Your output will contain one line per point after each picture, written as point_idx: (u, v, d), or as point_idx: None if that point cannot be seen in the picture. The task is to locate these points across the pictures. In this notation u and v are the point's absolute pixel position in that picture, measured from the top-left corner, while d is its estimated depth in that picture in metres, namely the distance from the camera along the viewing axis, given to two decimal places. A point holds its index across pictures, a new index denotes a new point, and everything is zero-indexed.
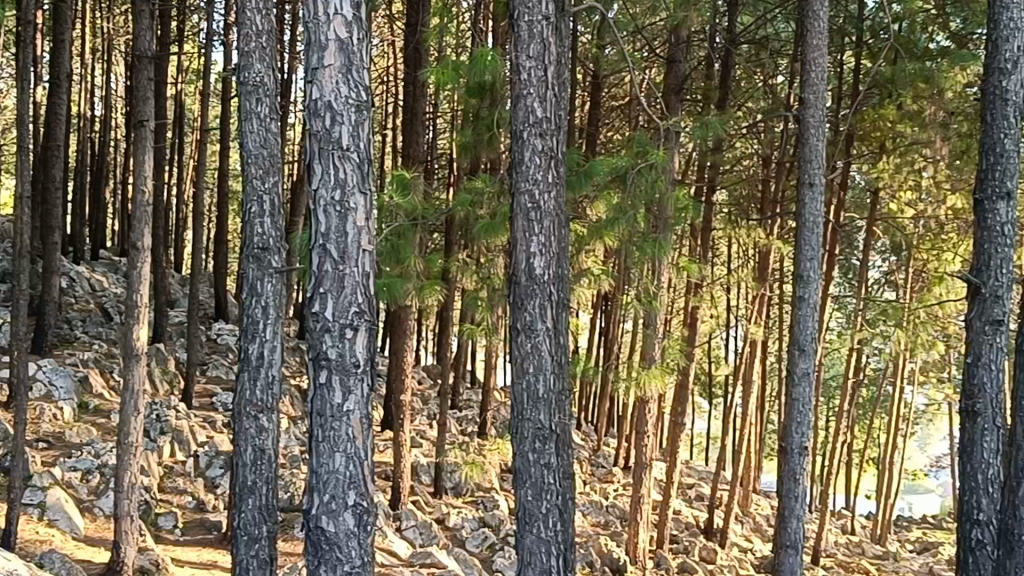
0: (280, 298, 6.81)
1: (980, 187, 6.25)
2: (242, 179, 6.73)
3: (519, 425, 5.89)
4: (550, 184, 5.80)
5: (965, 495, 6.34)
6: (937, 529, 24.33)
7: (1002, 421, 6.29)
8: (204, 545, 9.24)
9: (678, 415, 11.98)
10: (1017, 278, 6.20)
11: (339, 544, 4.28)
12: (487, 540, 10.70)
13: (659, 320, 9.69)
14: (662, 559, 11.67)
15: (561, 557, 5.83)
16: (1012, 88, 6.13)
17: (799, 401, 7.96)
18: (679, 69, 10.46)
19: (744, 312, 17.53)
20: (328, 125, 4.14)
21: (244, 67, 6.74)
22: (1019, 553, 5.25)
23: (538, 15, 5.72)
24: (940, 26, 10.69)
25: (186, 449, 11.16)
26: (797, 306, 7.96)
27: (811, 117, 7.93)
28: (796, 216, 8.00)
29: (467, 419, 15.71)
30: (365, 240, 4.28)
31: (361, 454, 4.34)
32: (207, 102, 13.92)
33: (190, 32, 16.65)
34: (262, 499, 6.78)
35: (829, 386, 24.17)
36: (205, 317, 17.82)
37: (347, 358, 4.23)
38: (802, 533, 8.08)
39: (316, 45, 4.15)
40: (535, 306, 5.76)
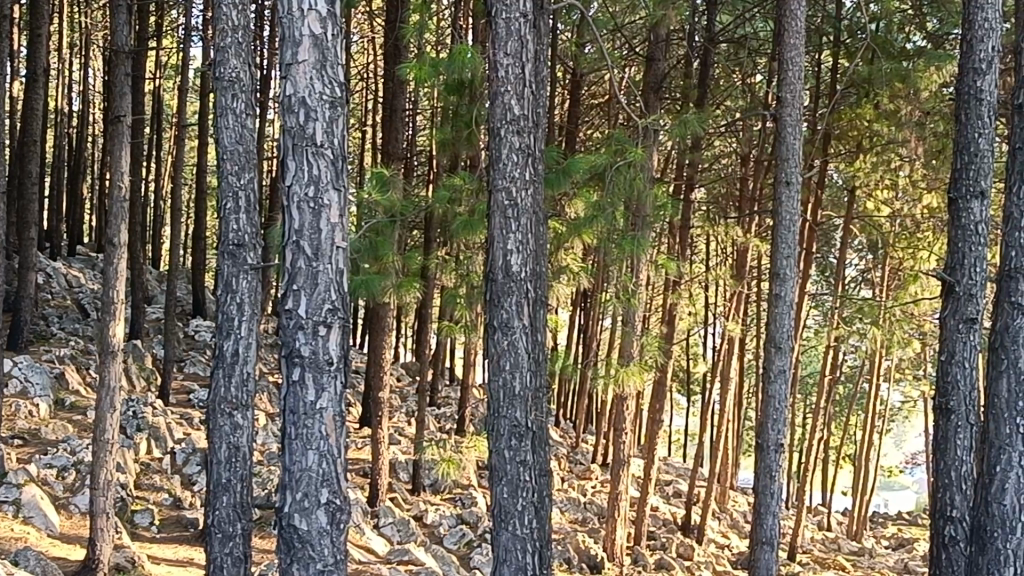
0: (255, 295, 6.78)
1: (954, 186, 6.30)
2: (217, 176, 6.69)
3: (494, 423, 5.89)
4: (527, 181, 5.81)
5: (940, 491, 6.41)
6: (912, 525, 24.47)
7: (976, 418, 6.36)
8: (181, 542, 9.22)
9: (656, 413, 12.00)
10: (991, 277, 6.23)
11: (312, 542, 4.27)
12: (465, 537, 10.69)
13: (637, 317, 9.73)
14: (639, 556, 11.64)
15: (536, 554, 5.85)
16: (986, 88, 6.17)
17: (775, 399, 8.00)
18: (658, 67, 10.47)
19: (721, 308, 17.59)
20: (302, 121, 4.13)
21: (220, 62, 6.66)
22: (991, 549, 5.47)
23: (515, 13, 5.70)
24: (917, 27, 10.79)
25: (162, 446, 11.12)
26: (773, 303, 8.02)
27: (787, 116, 7.97)
28: (773, 214, 8.05)
29: (446, 416, 15.69)
30: (339, 237, 4.26)
31: (334, 452, 4.33)
32: (184, 98, 13.84)
33: (169, 25, 16.48)
34: (237, 497, 6.73)
35: (805, 383, 24.27)
36: (183, 314, 17.75)
37: (321, 356, 4.22)
38: (777, 529, 8.16)
39: (290, 41, 4.13)
40: (512, 304, 5.76)
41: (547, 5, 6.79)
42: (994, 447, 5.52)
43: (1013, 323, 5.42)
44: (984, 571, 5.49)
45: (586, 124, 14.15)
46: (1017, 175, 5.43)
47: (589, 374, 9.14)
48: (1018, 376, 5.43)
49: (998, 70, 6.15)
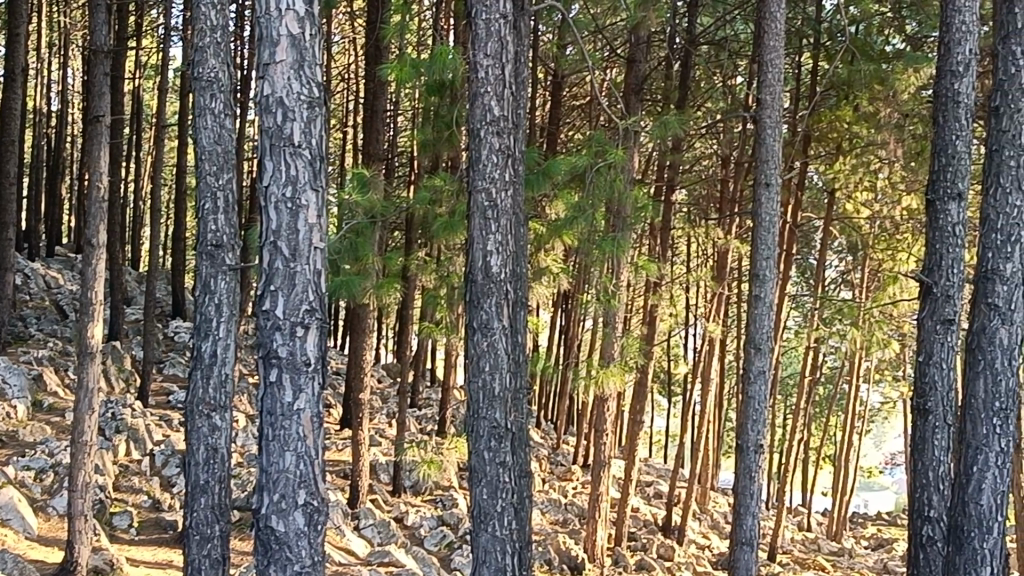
0: (234, 296, 6.74)
1: (932, 189, 6.32)
2: (195, 176, 6.63)
3: (474, 424, 5.87)
4: (507, 183, 5.81)
5: (917, 492, 6.43)
6: (891, 525, 24.59)
7: (952, 419, 6.40)
8: (159, 544, 9.17)
9: (637, 414, 11.99)
10: (968, 277, 6.29)
11: (289, 544, 4.26)
12: (445, 538, 10.67)
13: (618, 318, 9.74)
14: (620, 557, 11.64)
15: (515, 555, 5.85)
16: (964, 91, 6.19)
17: (755, 399, 8.02)
18: (638, 69, 10.49)
19: (702, 308, 17.64)
20: (279, 122, 4.12)
21: (198, 62, 6.62)
22: (968, 549, 5.57)
23: (496, 14, 5.70)
24: (896, 29, 10.82)
25: (141, 448, 11.07)
26: (753, 304, 8.03)
27: (767, 118, 8.00)
28: (752, 215, 8.08)
29: (426, 417, 15.69)
30: (317, 238, 4.25)
31: (311, 453, 4.31)
32: (164, 99, 13.80)
33: (149, 24, 16.39)
34: (215, 498, 6.67)
35: (786, 384, 24.37)
36: (162, 315, 17.68)
37: (298, 357, 4.21)
38: (757, 529, 8.18)
39: (267, 40, 4.12)
40: (491, 305, 5.75)
41: (527, 6, 6.80)
42: (971, 448, 5.65)
43: (989, 325, 5.57)
44: (962, 571, 5.57)
45: (567, 126, 14.16)
46: (993, 177, 5.58)
47: (570, 375, 9.14)
48: (993, 378, 5.57)
49: (975, 72, 6.18)
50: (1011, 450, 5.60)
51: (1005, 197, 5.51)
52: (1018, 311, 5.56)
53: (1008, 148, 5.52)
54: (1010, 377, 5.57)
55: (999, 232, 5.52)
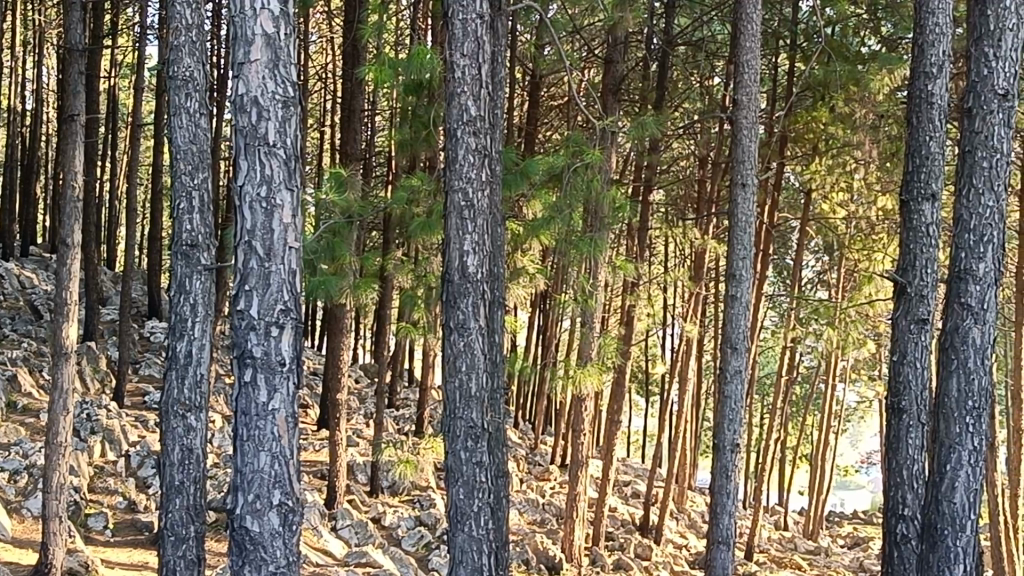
0: (209, 296, 6.69)
1: (906, 189, 6.37)
2: (170, 175, 6.56)
3: (450, 424, 5.87)
4: (483, 183, 5.80)
5: (891, 490, 6.49)
6: (867, 524, 24.73)
7: (926, 417, 6.46)
8: (135, 545, 9.11)
9: (614, 414, 12.00)
10: (941, 277, 6.34)
11: (264, 544, 4.25)
12: (422, 538, 10.67)
13: (596, 318, 9.76)
14: (597, 557, 11.66)
15: (492, 555, 5.86)
16: (937, 92, 6.24)
17: (731, 399, 8.06)
18: (616, 70, 10.51)
19: (679, 307, 17.67)
20: (254, 121, 4.11)
21: (174, 61, 6.57)
22: (941, 547, 5.64)
23: (472, 13, 5.69)
24: (871, 31, 10.91)
25: (117, 449, 11.01)
26: (729, 304, 8.07)
27: (743, 118, 8.03)
28: (728, 215, 8.11)
29: (404, 418, 15.68)
30: (292, 237, 4.24)
31: (286, 453, 4.30)
32: (140, 98, 13.71)
33: (125, 23, 16.28)
34: (190, 499, 6.63)
35: (763, 384, 24.46)
36: (137, 316, 17.58)
37: (273, 357, 4.19)
38: (733, 528, 8.21)
39: (242, 39, 4.11)
40: (468, 305, 5.75)
41: (504, 6, 6.82)
42: (944, 447, 5.70)
43: (962, 325, 5.60)
44: (935, 569, 5.65)
45: (545, 126, 14.17)
46: (966, 178, 5.63)
47: (547, 374, 9.14)
48: (966, 377, 5.62)
49: (949, 73, 6.24)
50: (983, 449, 5.65)
51: (977, 197, 5.57)
52: (990, 311, 5.59)
53: (980, 150, 5.57)
54: (982, 376, 5.63)
55: (972, 233, 5.57)
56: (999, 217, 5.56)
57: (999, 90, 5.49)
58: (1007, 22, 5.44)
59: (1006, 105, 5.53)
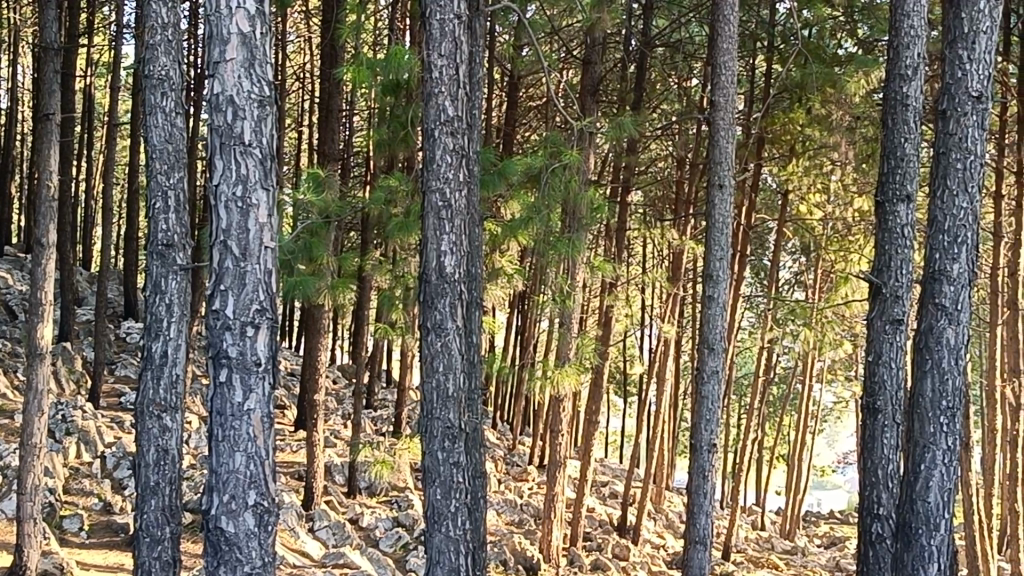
0: (185, 296, 6.65)
1: (881, 190, 6.41)
2: (145, 174, 6.50)
3: (427, 424, 5.86)
4: (461, 183, 5.80)
5: (866, 490, 6.54)
6: (844, 524, 24.87)
7: (901, 417, 6.50)
8: (110, 547, 9.06)
9: (592, 415, 12.02)
10: (916, 278, 6.38)
11: (239, 545, 4.24)
12: (400, 539, 10.66)
13: (574, 318, 9.76)
14: (575, 557, 11.66)
15: (469, 556, 5.86)
16: (912, 94, 6.29)
17: (708, 399, 8.09)
18: (594, 71, 10.53)
19: (657, 308, 17.71)
20: (229, 120, 4.09)
21: (149, 60, 6.52)
22: (916, 546, 5.68)
23: (450, 14, 5.69)
24: (848, 33, 10.95)
25: (92, 450, 10.95)
26: (706, 305, 8.09)
27: (720, 120, 8.06)
28: (706, 216, 8.13)
29: (382, 419, 15.65)
30: (267, 237, 4.22)
31: (261, 454, 4.29)
32: (116, 97, 13.61)
33: (101, 22, 16.17)
34: (165, 500, 6.59)
35: (740, 384, 24.54)
36: (113, 316, 17.47)
37: (248, 357, 4.18)
38: (710, 528, 8.23)
39: (217, 38, 4.09)
40: (445, 305, 5.75)
41: (482, 7, 6.83)
42: (919, 447, 5.74)
43: (937, 325, 5.64)
44: (910, 568, 5.68)
45: (524, 127, 14.17)
46: (940, 179, 5.67)
47: (525, 375, 9.15)
48: (940, 377, 5.66)
49: (923, 75, 6.29)
50: (957, 448, 5.70)
51: (952, 199, 5.60)
52: (964, 311, 5.63)
53: (954, 151, 5.60)
54: (956, 376, 5.67)
55: (946, 233, 5.61)
56: (973, 218, 5.60)
57: (972, 92, 5.52)
58: (981, 24, 5.47)
59: (980, 107, 5.55)
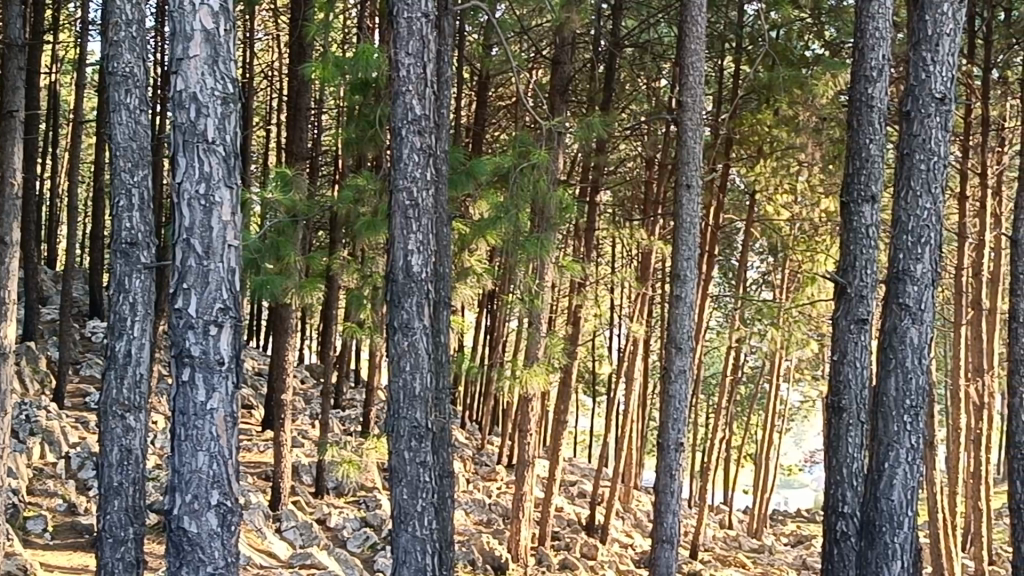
0: (150, 294, 6.60)
1: (846, 191, 6.45)
2: (108, 172, 6.45)
3: (394, 424, 5.85)
4: (428, 182, 5.79)
5: (832, 489, 6.60)
6: (810, 521, 25.07)
7: (865, 416, 6.57)
8: (75, 548, 8.98)
9: (561, 415, 12.04)
10: (880, 278, 6.42)
11: (202, 545, 4.20)
12: (369, 540, 10.63)
13: (543, 317, 9.77)
14: (543, 557, 11.67)
15: (436, 555, 5.85)
16: (877, 95, 6.34)
17: (676, 398, 8.13)
18: (564, 70, 10.54)
19: (626, 307, 17.76)
20: (193, 117, 4.07)
21: (113, 56, 6.47)
22: (879, 544, 5.72)
23: (417, 12, 5.67)
24: (815, 35, 11.00)
25: (56, 450, 10.84)
26: (674, 304, 8.13)
27: (688, 120, 8.08)
28: (674, 216, 8.17)
29: (350, 419, 15.61)
30: (230, 235, 4.21)
31: (225, 453, 4.27)
32: (82, 94, 13.46)
33: (67, 19, 16.00)
34: (129, 500, 6.53)
35: (709, 384, 24.66)
36: (79, 315, 17.29)
37: (211, 356, 4.16)
38: (677, 527, 8.26)
39: (181, 35, 4.07)
40: (412, 304, 5.73)
41: (451, 6, 6.83)
42: (882, 445, 5.79)
43: (900, 325, 5.69)
44: (873, 566, 5.72)
45: (493, 126, 14.17)
46: (904, 180, 5.72)
47: (493, 374, 9.15)
48: (904, 376, 5.71)
49: (888, 77, 6.34)
50: (920, 447, 5.75)
51: (915, 199, 5.65)
52: (928, 311, 5.68)
53: (918, 153, 5.66)
54: (919, 375, 5.72)
55: (910, 234, 5.66)
56: (936, 219, 5.66)
57: (936, 94, 5.56)
58: (945, 27, 5.53)
59: (944, 109, 5.61)
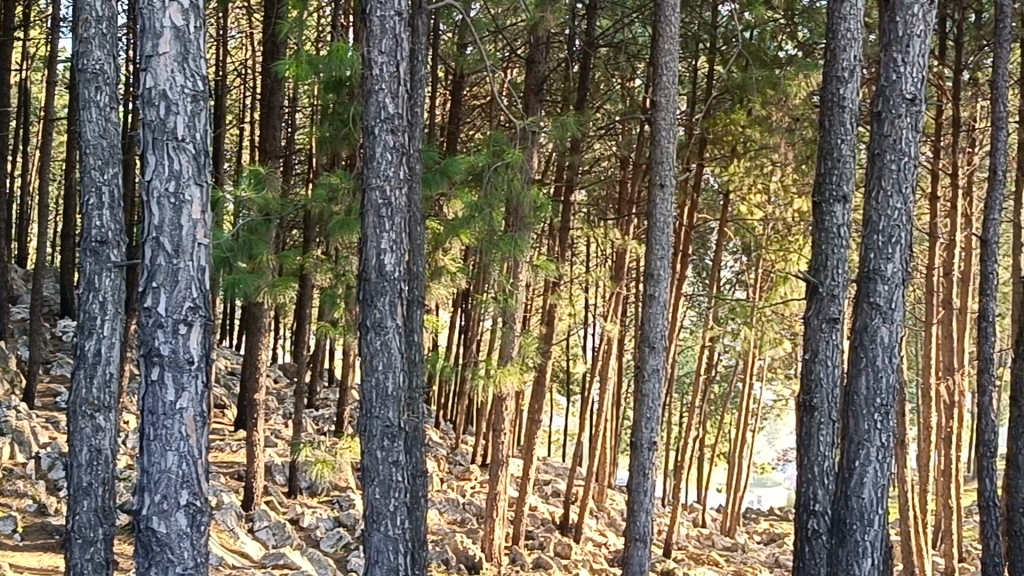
0: (120, 293, 6.54)
1: (818, 190, 6.48)
2: (78, 170, 6.39)
3: (366, 424, 5.83)
4: (401, 180, 5.77)
5: (803, 487, 6.65)
6: (783, 520, 25.18)
7: (836, 415, 6.62)
8: (45, 549, 8.89)
9: (535, 414, 12.04)
10: (852, 277, 6.46)
11: (171, 545, 4.18)
12: (342, 539, 10.60)
13: (518, 317, 9.76)
14: (517, 556, 11.66)
15: (409, 555, 5.84)
16: (848, 96, 6.38)
17: (649, 397, 8.16)
18: (538, 70, 10.54)
19: (601, 306, 17.77)
20: (162, 115, 4.05)
21: (83, 54, 6.42)
22: (850, 542, 5.77)
23: (390, 11, 5.66)
24: (789, 36, 11.04)
25: (26, 451, 10.74)
26: (647, 303, 8.14)
27: (662, 120, 8.09)
28: (647, 215, 8.18)
29: (324, 418, 15.55)
30: (201, 232, 4.18)
31: (194, 453, 4.24)
32: (53, 92, 13.34)
33: (37, 16, 15.84)
34: (98, 501, 6.48)
35: (683, 383, 24.73)
36: (49, 315, 17.13)
37: (181, 354, 4.13)
38: (650, 526, 8.28)
39: (151, 32, 4.04)
40: (385, 303, 5.71)
41: (425, 5, 6.81)
42: (853, 444, 5.83)
43: (871, 324, 5.73)
44: (844, 563, 5.77)
45: (468, 125, 14.16)
46: (876, 180, 5.75)
47: (467, 374, 9.13)
48: (875, 375, 5.74)
49: (860, 78, 6.38)
50: (891, 445, 5.79)
51: (886, 199, 5.68)
52: (898, 310, 5.72)
53: (888, 153, 5.69)
54: (890, 374, 5.75)
55: (880, 234, 5.69)
56: (906, 218, 5.69)
57: (907, 95, 5.60)
58: (915, 28, 5.55)
59: (915, 109, 5.64)
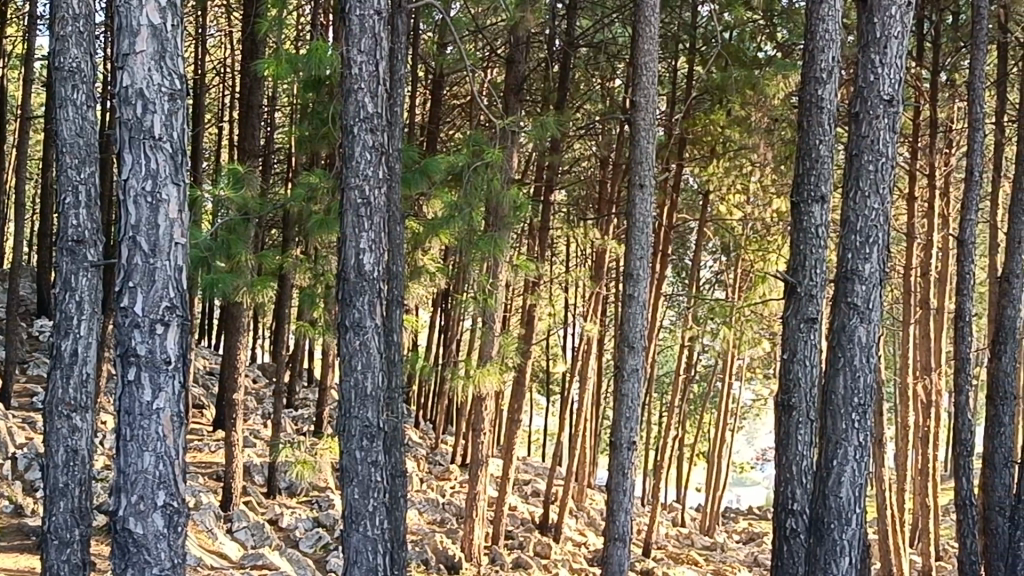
0: (97, 292, 6.50)
1: (796, 191, 6.51)
2: (54, 168, 6.35)
3: (345, 424, 5.82)
4: (380, 180, 5.76)
5: (782, 486, 6.68)
6: (762, 519, 25.27)
7: (814, 415, 6.65)
8: (21, 550, 8.83)
9: (515, 414, 12.05)
10: (829, 277, 6.49)
11: (148, 546, 4.16)
12: (321, 539, 10.57)
13: (497, 316, 9.76)
14: (497, 555, 11.66)
15: (388, 555, 5.83)
16: (827, 97, 6.41)
17: (628, 397, 8.17)
18: (518, 69, 10.53)
19: (580, 306, 17.78)
20: (139, 114, 4.03)
21: (59, 52, 6.39)
22: (828, 541, 5.80)
23: (369, 10, 5.66)
24: (768, 37, 11.07)
25: (2, 451, 10.67)
26: (626, 303, 8.16)
27: (641, 120, 8.05)
28: (626, 215, 8.19)
29: (303, 418, 15.51)
30: (178, 232, 4.17)
31: (171, 453, 4.22)
32: (29, 90, 13.24)
33: (14, 14, 15.71)
34: (74, 501, 6.42)
35: (662, 383, 24.78)
36: (26, 314, 17.01)
37: (158, 355, 4.11)
38: (630, 525, 8.29)
39: (127, 30, 4.02)
40: (363, 303, 5.69)
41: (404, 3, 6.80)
42: (831, 443, 5.85)
43: (849, 324, 5.75)
44: (822, 562, 5.80)
45: (448, 125, 14.15)
46: (853, 180, 5.78)
47: (446, 374, 9.12)
48: (852, 374, 5.76)
49: (838, 79, 6.41)
50: (868, 444, 5.83)
51: (864, 199, 5.70)
52: (876, 310, 5.75)
53: (866, 154, 5.71)
54: (867, 373, 5.77)
55: (858, 233, 5.72)
56: (883, 218, 5.71)
57: (885, 96, 5.63)
58: (893, 30, 5.59)
59: (892, 111, 5.67)
